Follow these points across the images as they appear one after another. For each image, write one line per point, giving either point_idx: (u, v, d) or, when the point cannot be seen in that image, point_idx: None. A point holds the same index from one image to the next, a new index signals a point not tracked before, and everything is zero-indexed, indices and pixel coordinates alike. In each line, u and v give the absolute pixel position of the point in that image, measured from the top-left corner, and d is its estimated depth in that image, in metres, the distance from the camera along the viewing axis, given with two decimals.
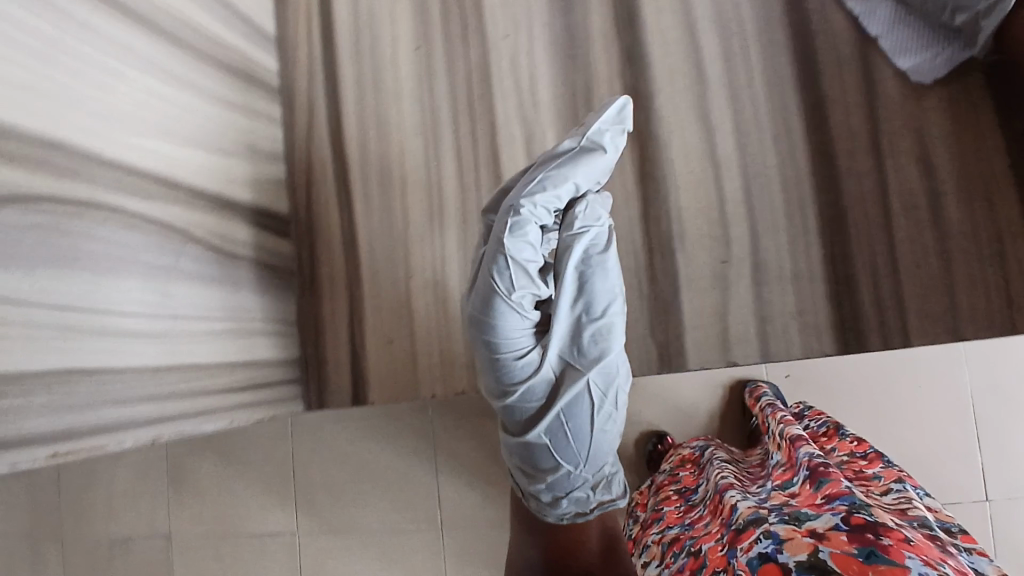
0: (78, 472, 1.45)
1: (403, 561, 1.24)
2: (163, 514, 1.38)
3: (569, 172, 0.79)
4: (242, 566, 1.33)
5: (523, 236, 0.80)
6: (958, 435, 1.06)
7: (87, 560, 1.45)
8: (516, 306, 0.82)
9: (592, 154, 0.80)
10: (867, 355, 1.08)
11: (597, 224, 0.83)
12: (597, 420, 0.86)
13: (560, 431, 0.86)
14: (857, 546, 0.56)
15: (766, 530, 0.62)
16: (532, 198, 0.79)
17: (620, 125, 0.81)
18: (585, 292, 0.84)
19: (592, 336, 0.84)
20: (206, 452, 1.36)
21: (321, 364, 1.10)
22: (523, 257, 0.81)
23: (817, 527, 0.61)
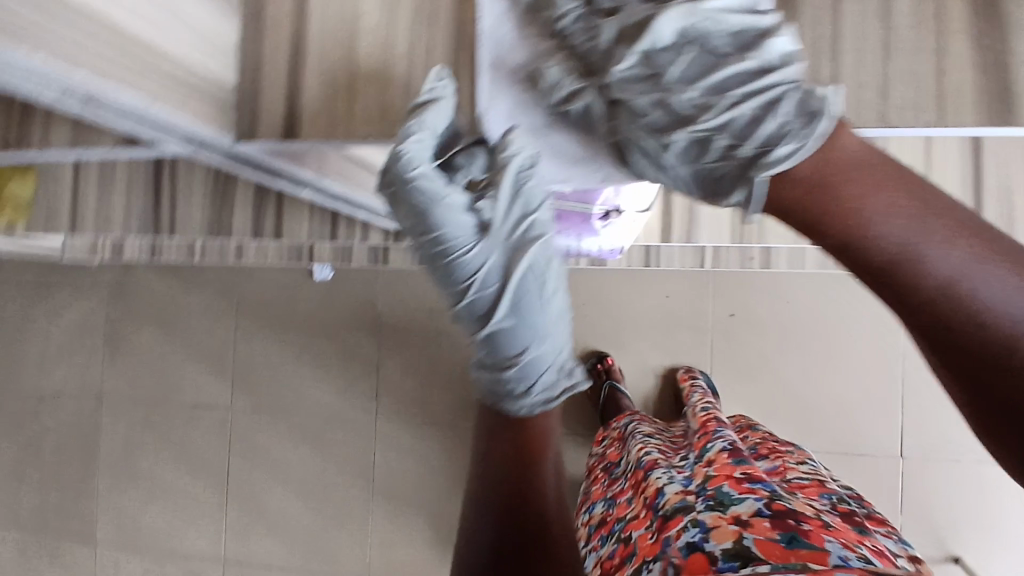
0: (16, 320, 1.43)
1: (332, 447, 1.25)
2: (96, 372, 1.37)
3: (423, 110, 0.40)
4: (171, 433, 1.32)
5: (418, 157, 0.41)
6: (883, 395, 1.11)
7: (13, 408, 1.43)
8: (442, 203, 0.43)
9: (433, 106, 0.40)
10: (811, 305, 1.12)
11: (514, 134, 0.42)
12: (557, 303, 0.48)
13: (530, 306, 0.47)
14: (780, 531, 0.51)
15: (692, 517, 0.55)
16: (407, 133, 0.41)
17: (433, 85, 0.41)
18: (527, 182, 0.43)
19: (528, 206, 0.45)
20: (147, 318, 1.34)
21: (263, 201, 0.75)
22: (433, 180, 0.42)
23: (741, 513, 0.54)
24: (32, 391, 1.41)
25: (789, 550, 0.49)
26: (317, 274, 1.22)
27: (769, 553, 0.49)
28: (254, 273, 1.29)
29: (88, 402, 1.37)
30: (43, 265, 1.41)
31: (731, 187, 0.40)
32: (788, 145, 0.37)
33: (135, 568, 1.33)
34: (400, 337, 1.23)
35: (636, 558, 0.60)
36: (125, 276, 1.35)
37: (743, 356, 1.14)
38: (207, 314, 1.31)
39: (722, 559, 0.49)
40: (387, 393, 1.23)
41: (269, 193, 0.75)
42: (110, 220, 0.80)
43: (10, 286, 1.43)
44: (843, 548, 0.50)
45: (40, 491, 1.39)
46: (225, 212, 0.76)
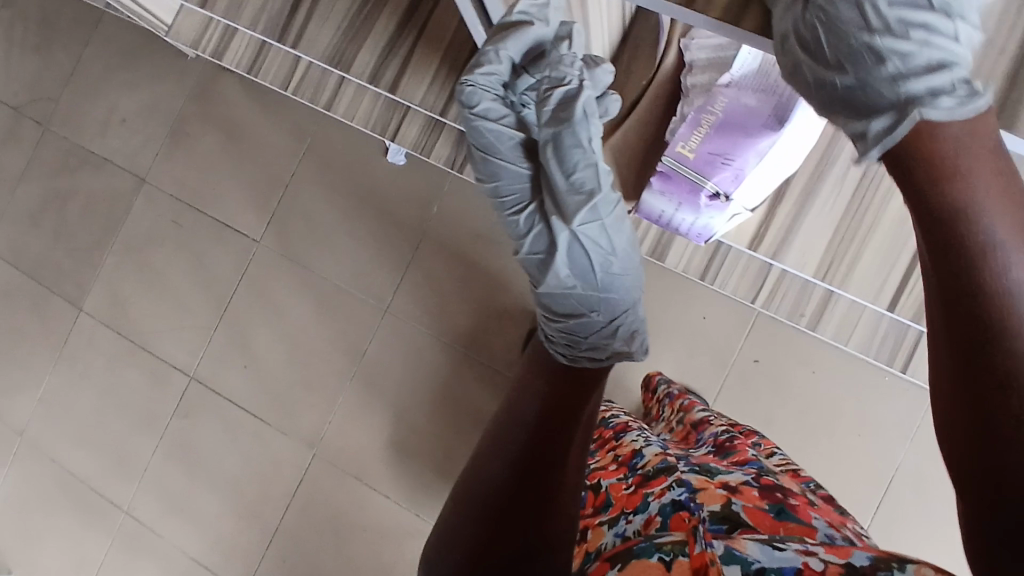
0: (93, 75, 1.43)
1: (335, 318, 1.26)
2: (149, 156, 1.38)
3: (501, 41, 0.57)
4: (193, 241, 1.34)
5: (481, 109, 0.59)
6: (863, 493, 1.11)
7: (58, 156, 1.44)
8: (509, 160, 0.61)
9: (523, 26, 0.56)
10: (835, 384, 1.11)
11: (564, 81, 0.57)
12: (600, 255, 0.64)
13: (581, 261, 0.64)
14: (767, 503, 0.60)
15: (678, 479, 0.64)
16: (476, 68, 0.57)
17: (539, 3, 0.57)
18: (573, 156, 0.58)
19: (579, 180, 0.59)
20: (216, 127, 1.35)
21: (393, 55, 0.76)
22: (497, 129, 0.59)
23: (727, 482, 0.64)
24: (81, 148, 1.42)
25: (778, 522, 0.57)
26: (391, 153, 1.22)
27: (760, 520, 0.57)
28: (331, 127, 1.29)
29: (129, 180, 1.39)
30: (139, 37, 1.40)
31: (874, 110, 0.41)
32: (949, 99, 0.39)
33: (108, 348, 1.35)
34: (440, 246, 1.23)
35: (611, 508, 0.66)
36: (211, 81, 1.35)
37: (750, 401, 1.14)
38: (271, 147, 1.31)
39: (712, 519, 0.56)
40: (406, 292, 1.24)
41: (399, 50, 0.76)
42: (242, 8, 0.80)
43: (99, 43, 1.43)
44: (825, 526, 0.59)
45: (50, 242, 1.41)
46: (351, 48, 0.77)
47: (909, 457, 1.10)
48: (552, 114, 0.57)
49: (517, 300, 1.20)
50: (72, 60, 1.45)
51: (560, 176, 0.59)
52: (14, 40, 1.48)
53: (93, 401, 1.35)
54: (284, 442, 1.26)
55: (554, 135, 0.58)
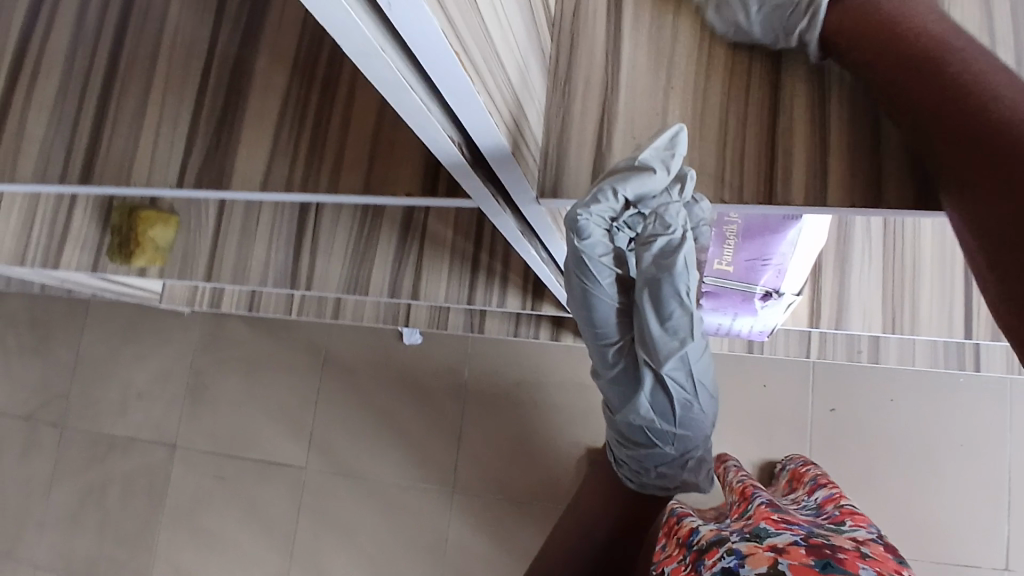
0: (98, 362, 1.44)
1: (405, 516, 1.22)
2: (173, 421, 1.37)
3: (614, 184, 0.38)
4: (241, 489, 1.30)
5: (587, 247, 0.46)
6: (991, 503, 1.06)
7: (82, 451, 1.42)
8: (601, 292, 0.51)
9: (642, 174, 0.37)
10: (914, 405, 1.09)
11: (668, 231, 0.45)
12: (692, 400, 0.58)
13: (672, 407, 0.58)
14: (815, 558, 0.50)
15: (729, 546, 0.54)
16: (582, 211, 0.40)
17: (667, 151, 0.37)
18: (671, 308, 0.49)
19: (674, 327, 0.51)
20: (231, 370, 1.35)
21: (405, 263, 0.78)
22: (597, 261, 0.48)
23: (777, 542, 0.53)
24: (105, 437, 1.41)
25: None
26: (407, 336, 1.23)
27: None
28: (342, 332, 1.30)
29: (161, 451, 1.37)
30: (133, 311, 1.43)
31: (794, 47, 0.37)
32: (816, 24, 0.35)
33: None
34: (484, 408, 1.22)
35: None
36: (213, 328, 1.37)
37: (842, 451, 1.10)
38: (292, 369, 1.32)
39: None
40: (467, 467, 1.21)
41: (409, 257, 0.78)
42: (248, 271, 0.82)
43: (97, 329, 1.46)
44: None
45: (98, 542, 1.37)
46: (364, 269, 0.79)
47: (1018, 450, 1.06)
48: (649, 268, 0.47)
49: (576, 434, 1.17)
50: (74, 354, 1.47)
51: (653, 323, 0.50)
52: (14, 355, 1.50)
53: None
54: None
55: (649, 280, 0.48)
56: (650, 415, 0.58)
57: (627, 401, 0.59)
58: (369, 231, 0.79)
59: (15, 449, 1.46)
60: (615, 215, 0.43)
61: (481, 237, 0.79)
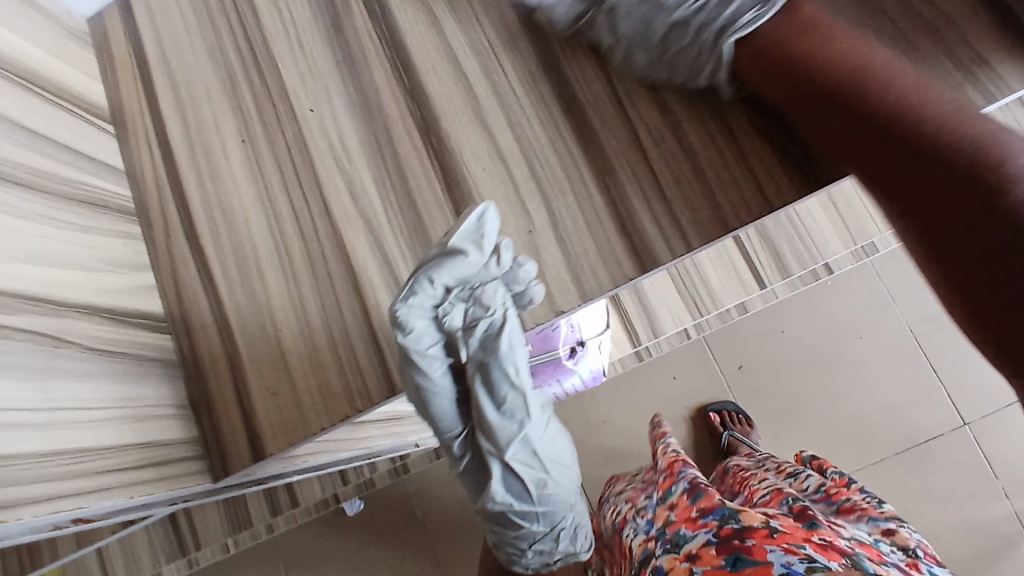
0: None
1: None
2: None
3: (432, 272, 0.49)
4: None
5: (411, 337, 0.51)
6: (913, 371, 1.12)
7: None
8: (431, 370, 0.53)
9: (455, 258, 0.49)
10: (808, 324, 1.14)
11: (488, 316, 0.52)
12: (543, 481, 0.60)
13: (525, 493, 0.60)
14: (724, 556, 0.56)
15: (652, 565, 0.62)
16: (404, 302, 0.49)
17: (476, 234, 0.49)
18: (502, 391, 0.54)
19: (510, 412, 0.55)
20: None
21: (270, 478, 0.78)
22: (426, 354, 0.52)
23: (692, 546, 0.60)
24: None
25: None
26: (349, 509, 1.21)
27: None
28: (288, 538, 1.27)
29: None
30: None
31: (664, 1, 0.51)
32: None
33: None
34: (451, 534, 1.21)
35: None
36: None
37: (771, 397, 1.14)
38: None
39: None
40: None
41: None
42: (140, 564, 0.81)
43: None
44: (784, 554, 0.53)
45: None
46: (240, 505, 0.78)
47: (907, 315, 1.13)
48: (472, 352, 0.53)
49: None
50: None
51: (491, 408, 0.55)
52: None
53: None
54: None
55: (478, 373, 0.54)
56: (508, 500, 0.59)
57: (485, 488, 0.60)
58: None
59: None
60: (438, 302, 0.51)
61: None
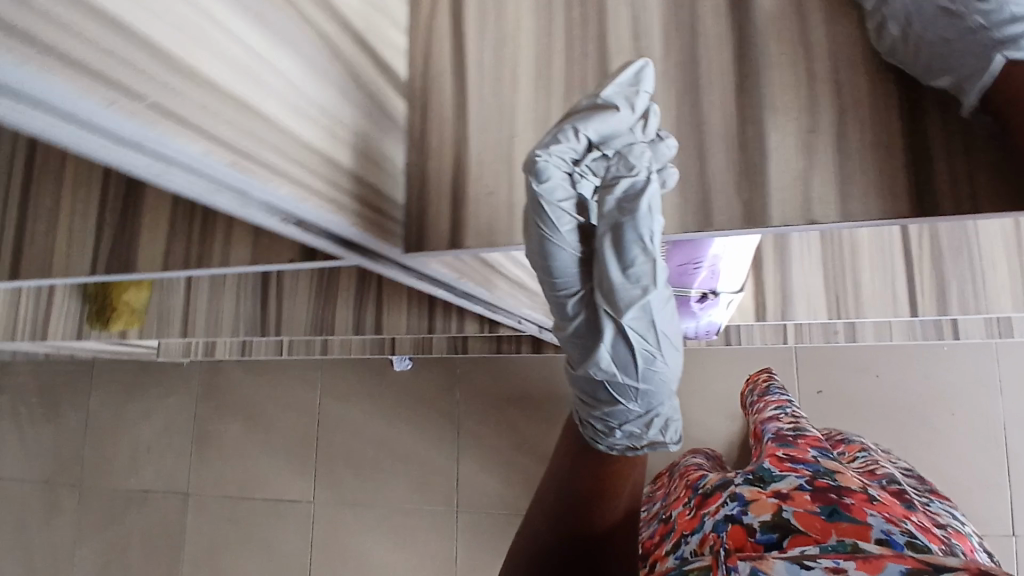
0: (108, 419, 1.48)
1: (413, 541, 1.24)
2: (184, 470, 1.40)
3: (573, 128, 0.31)
4: (256, 531, 1.32)
5: (545, 188, 0.32)
6: (987, 464, 1.05)
7: (102, 509, 1.46)
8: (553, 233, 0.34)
9: (603, 112, 0.31)
10: (902, 373, 1.10)
11: (633, 170, 0.32)
12: (660, 360, 0.40)
13: (634, 361, 0.39)
14: (820, 505, 0.59)
15: (732, 493, 0.66)
16: (540, 155, 0.31)
17: (631, 87, 0.31)
18: (634, 256, 0.34)
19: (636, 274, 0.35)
20: (234, 417, 1.38)
21: (364, 297, 0.80)
22: (558, 205, 0.33)
23: (782, 488, 0.64)
24: (119, 494, 1.45)
25: (830, 523, 0.56)
26: (398, 365, 1.25)
27: (811, 526, 0.57)
28: (336, 365, 1.34)
29: (174, 501, 1.40)
30: (136, 367, 1.47)
31: None
32: None
33: None
34: (479, 426, 1.24)
35: (674, 534, 0.71)
36: (212, 374, 1.41)
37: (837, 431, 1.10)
38: (293, 407, 1.35)
39: (762, 530, 0.58)
40: (469, 485, 1.23)
41: (369, 296, 0.80)
42: (220, 324, 0.86)
43: (102, 389, 1.50)
44: (885, 522, 0.56)
45: None
46: (328, 311, 0.81)
47: (1008, 408, 1.05)
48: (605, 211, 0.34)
49: None
50: (84, 413, 1.50)
51: (615, 274, 0.35)
52: (25, 424, 1.53)
53: None
54: None
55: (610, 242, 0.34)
56: (612, 368, 0.40)
57: (586, 357, 0.41)
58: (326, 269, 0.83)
59: (37, 516, 1.50)
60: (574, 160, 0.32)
61: None
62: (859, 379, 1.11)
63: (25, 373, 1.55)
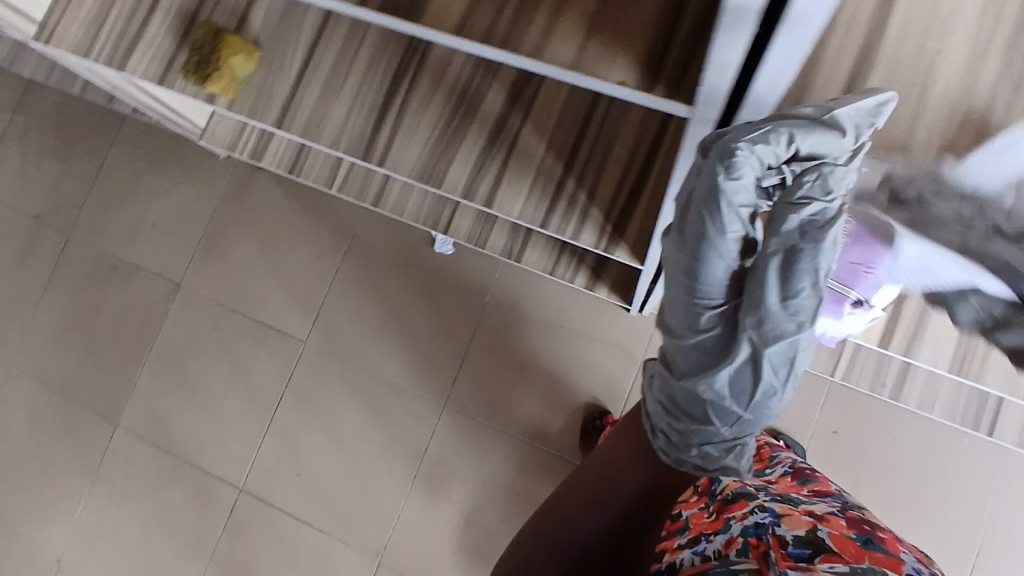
0: (120, 180, 1.40)
1: (389, 414, 1.22)
2: (183, 260, 1.34)
3: (798, 130, 0.44)
4: (236, 348, 1.29)
5: (735, 179, 0.45)
6: (952, 554, 1.07)
7: (84, 266, 1.39)
8: (729, 230, 0.47)
9: (823, 127, 0.44)
10: (912, 443, 1.10)
11: (826, 196, 0.46)
12: (775, 389, 0.50)
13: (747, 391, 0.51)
14: (855, 532, 0.62)
15: (761, 504, 0.66)
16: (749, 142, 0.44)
17: (868, 117, 0.44)
18: (801, 283, 0.46)
19: (795, 308, 0.47)
20: (253, 229, 1.32)
21: (486, 158, 0.74)
22: (736, 204, 0.46)
23: (815, 510, 0.66)
24: (107, 258, 1.38)
25: (864, 550, 0.58)
26: (440, 244, 1.20)
27: (845, 548, 0.59)
28: (375, 219, 1.27)
29: (163, 286, 1.34)
30: (165, 141, 1.38)
31: None
32: None
33: (148, 468, 1.29)
34: (496, 334, 1.21)
35: (689, 531, 0.68)
36: (244, 178, 1.33)
37: (834, 470, 1.11)
38: (317, 243, 1.28)
39: (793, 544, 0.60)
40: (464, 385, 1.20)
41: (492, 160, 0.75)
42: (322, 129, 0.78)
43: (123, 148, 1.40)
44: (915, 561, 0.59)
45: (80, 359, 1.36)
46: (443, 161, 0.76)
47: (994, 513, 1.07)
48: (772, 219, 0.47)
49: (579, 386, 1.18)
50: (96, 166, 1.41)
51: (775, 297, 0.47)
52: (32, 152, 1.44)
53: (135, 522, 1.29)
54: (345, 550, 1.20)
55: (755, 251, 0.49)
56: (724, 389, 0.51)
57: (699, 370, 0.52)
58: (455, 115, 0.75)
59: (15, 247, 1.43)
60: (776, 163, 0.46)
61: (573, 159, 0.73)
62: (870, 433, 1.11)
63: (47, 100, 1.44)
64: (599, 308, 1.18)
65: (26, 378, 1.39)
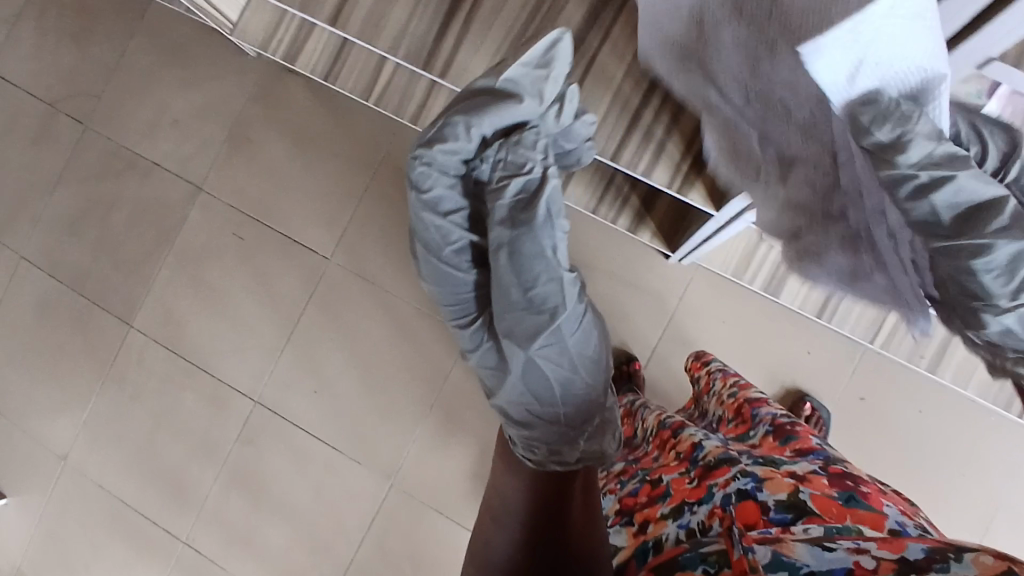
0: (142, 70, 1.32)
1: (412, 339, 1.19)
2: (206, 161, 1.28)
3: (478, 116, 0.65)
4: (256, 257, 1.25)
5: (437, 197, 0.71)
6: (963, 525, 1.08)
7: (101, 160, 1.33)
8: (456, 255, 0.74)
9: (504, 105, 0.64)
10: (939, 416, 1.08)
11: (527, 171, 0.67)
12: (548, 347, 0.72)
13: (541, 354, 0.72)
14: (838, 490, 0.57)
15: (743, 467, 0.60)
16: (427, 149, 0.68)
17: (541, 63, 0.63)
18: (534, 268, 0.69)
19: (541, 299, 0.70)
20: (281, 136, 1.25)
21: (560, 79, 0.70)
22: (451, 242, 0.73)
23: (796, 471, 0.61)
24: (126, 152, 1.32)
25: (846, 508, 0.53)
26: None
27: (827, 509, 0.54)
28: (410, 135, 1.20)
29: (183, 187, 1.29)
30: (191, 32, 1.30)
31: None
32: None
33: (162, 370, 1.27)
34: None
35: (669, 499, 0.62)
36: (273, 79, 1.26)
37: (853, 433, 1.11)
38: (347, 156, 1.23)
39: (775, 509, 0.54)
40: None
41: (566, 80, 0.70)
42: (380, 30, 0.72)
43: (146, 35, 1.32)
44: (899, 514, 0.55)
45: (95, 255, 1.32)
46: None
47: (1012, 490, 1.07)
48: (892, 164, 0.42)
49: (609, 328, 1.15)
50: (116, 53, 1.33)
51: (514, 287, 0.70)
52: (49, 32, 1.36)
53: (146, 424, 1.28)
54: (359, 469, 1.19)
55: (513, 239, 0.68)
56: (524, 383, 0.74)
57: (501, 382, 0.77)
58: (528, 25, 0.69)
59: (29, 132, 1.37)
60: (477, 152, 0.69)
61: (655, 82, 0.67)
62: (897, 403, 1.09)
63: None
64: (636, 250, 1.13)
65: (37, 269, 1.35)
